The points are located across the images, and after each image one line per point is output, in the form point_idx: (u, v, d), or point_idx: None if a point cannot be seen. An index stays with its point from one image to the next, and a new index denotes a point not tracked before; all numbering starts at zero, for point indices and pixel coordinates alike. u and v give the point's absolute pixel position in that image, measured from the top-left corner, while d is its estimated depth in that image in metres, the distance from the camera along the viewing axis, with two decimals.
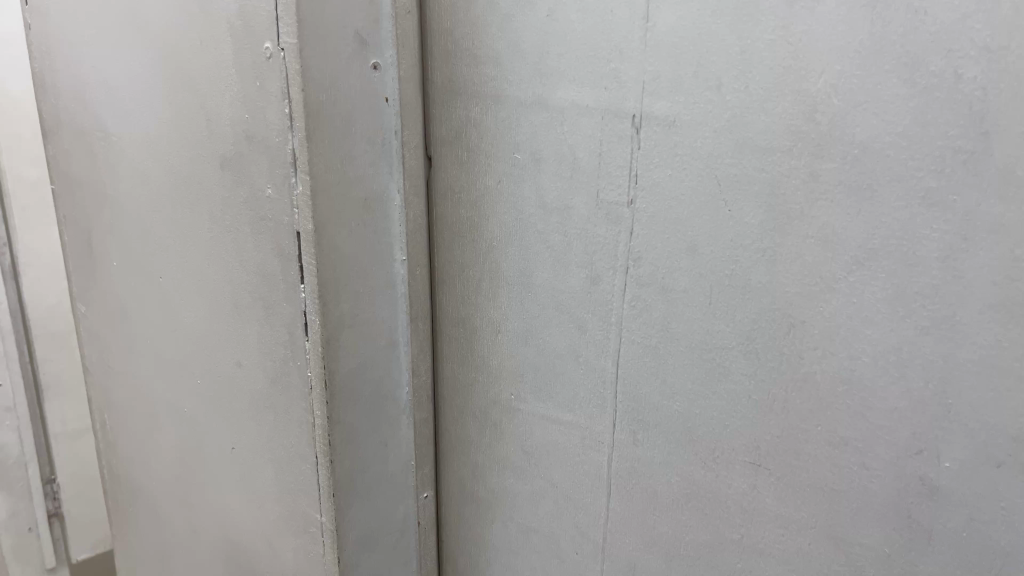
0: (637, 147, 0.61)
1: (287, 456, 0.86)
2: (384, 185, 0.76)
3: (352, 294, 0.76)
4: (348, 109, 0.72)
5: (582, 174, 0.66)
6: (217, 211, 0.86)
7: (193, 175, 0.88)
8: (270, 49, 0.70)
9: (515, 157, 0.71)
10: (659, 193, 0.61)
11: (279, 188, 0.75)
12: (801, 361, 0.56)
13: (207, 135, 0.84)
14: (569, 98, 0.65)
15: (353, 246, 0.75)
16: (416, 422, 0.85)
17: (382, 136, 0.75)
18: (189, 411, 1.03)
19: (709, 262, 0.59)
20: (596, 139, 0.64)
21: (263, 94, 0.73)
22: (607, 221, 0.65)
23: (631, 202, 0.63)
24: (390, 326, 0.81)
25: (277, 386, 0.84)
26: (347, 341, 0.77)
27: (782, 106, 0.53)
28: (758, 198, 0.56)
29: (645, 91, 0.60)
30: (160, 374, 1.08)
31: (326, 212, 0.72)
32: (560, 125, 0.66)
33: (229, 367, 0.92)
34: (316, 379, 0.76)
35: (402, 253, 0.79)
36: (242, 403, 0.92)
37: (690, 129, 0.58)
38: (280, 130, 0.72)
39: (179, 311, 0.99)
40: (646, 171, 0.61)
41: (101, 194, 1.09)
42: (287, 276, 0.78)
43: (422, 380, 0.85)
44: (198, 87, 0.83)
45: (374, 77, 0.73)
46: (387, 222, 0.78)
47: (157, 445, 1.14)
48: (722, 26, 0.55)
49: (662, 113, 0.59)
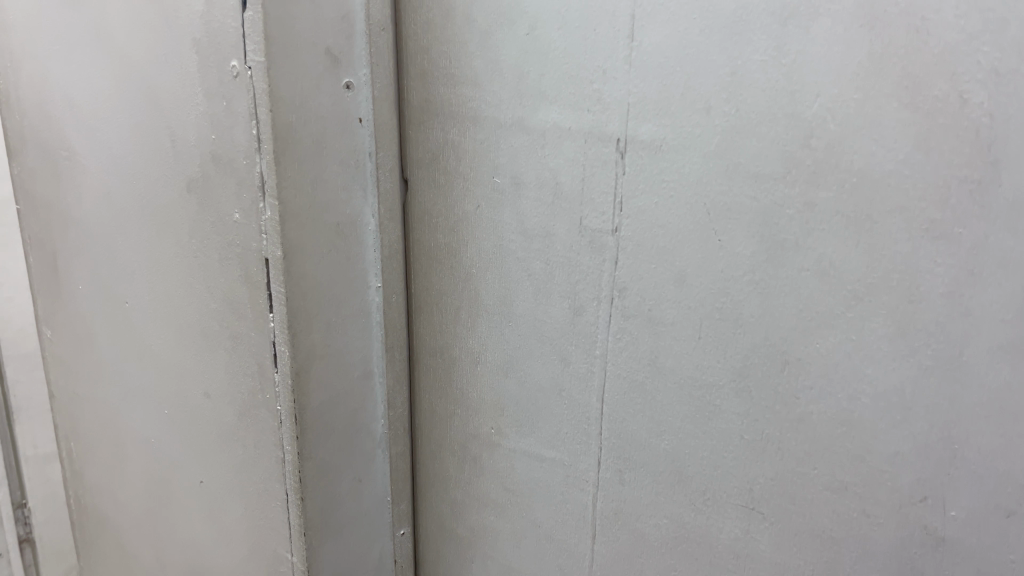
0: (622, 172, 0.58)
1: (256, 492, 0.82)
2: (358, 209, 0.73)
3: (324, 323, 0.73)
4: (319, 130, 0.68)
5: (564, 200, 0.63)
6: (183, 235, 0.82)
7: (160, 198, 0.85)
8: (236, 67, 0.66)
9: (494, 181, 0.68)
10: (645, 220, 0.58)
11: (247, 212, 0.71)
12: (796, 401, 0.53)
13: (173, 156, 0.80)
14: (550, 120, 0.62)
15: (325, 274, 0.72)
16: (392, 456, 0.81)
17: (356, 158, 0.71)
18: (157, 442, 0.99)
19: (698, 294, 0.56)
20: (579, 164, 0.61)
21: (230, 113, 0.70)
22: (590, 249, 0.62)
23: (615, 230, 0.60)
24: (364, 356, 0.77)
25: (246, 418, 0.80)
26: (318, 372, 0.73)
27: (775, 130, 0.50)
28: (750, 227, 0.52)
29: (630, 114, 0.57)
30: (127, 403, 1.04)
31: (296, 238, 0.69)
32: (541, 148, 0.63)
33: (196, 398, 0.88)
34: (286, 414, 0.72)
35: (377, 280, 0.76)
36: (210, 435, 0.87)
37: (678, 154, 0.55)
38: (248, 152, 0.68)
39: (145, 338, 0.95)
40: (632, 198, 0.58)
41: (66, 216, 1.05)
42: (255, 305, 0.74)
43: (398, 412, 0.81)
44: (164, 108, 0.79)
45: (346, 97, 0.69)
46: (361, 247, 0.74)
47: (124, 476, 1.10)
48: (711, 47, 0.52)
49: (648, 137, 0.56)
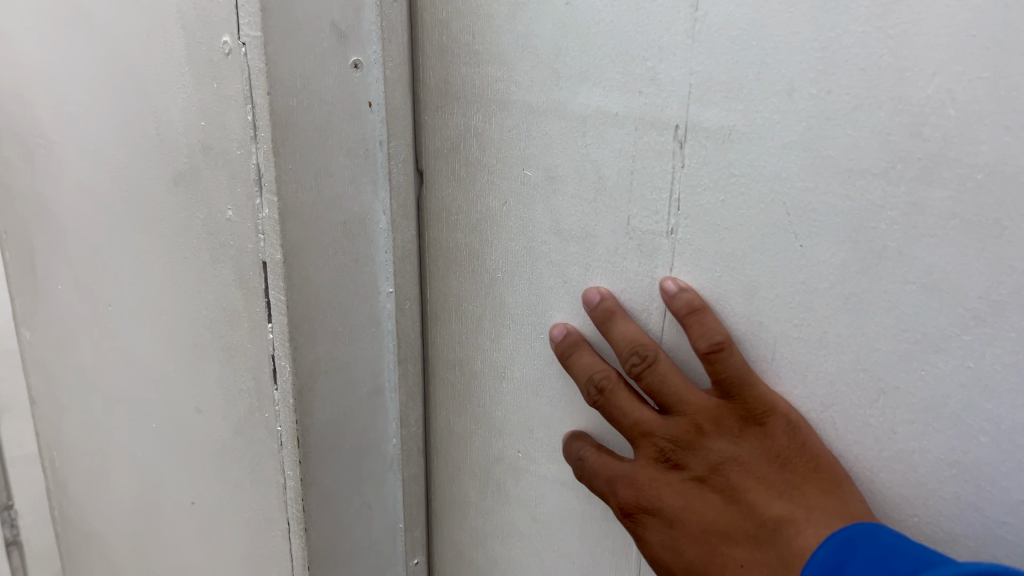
0: (680, 165, 0.50)
1: (254, 517, 0.74)
2: (369, 206, 0.65)
3: (329, 334, 0.65)
4: (324, 117, 0.60)
5: (607, 197, 0.54)
6: (169, 234, 0.74)
7: (143, 191, 0.76)
8: (228, 44, 0.58)
9: (524, 174, 0.59)
10: (707, 221, 0.50)
11: (241, 210, 0.63)
12: (893, 437, 0.46)
13: (158, 145, 0.71)
14: (592, 104, 0.53)
15: (330, 279, 0.64)
16: (405, 479, 0.74)
17: (366, 148, 0.63)
18: (144, 458, 0.91)
19: (772, 309, 0.48)
20: (626, 155, 0.52)
21: (222, 97, 0.61)
22: (639, 254, 0.54)
23: (671, 231, 0.51)
24: (374, 370, 0.69)
25: (242, 437, 0.72)
26: (322, 389, 0.65)
27: (875, 117, 0.42)
28: (838, 232, 0.44)
29: (692, 97, 0.48)
30: (112, 414, 0.96)
31: (298, 240, 0.61)
32: (581, 137, 0.55)
33: (186, 413, 0.80)
34: (287, 435, 0.64)
35: (389, 284, 0.68)
36: (202, 453, 0.79)
37: (751, 145, 0.46)
38: (244, 141, 0.60)
39: (130, 345, 0.87)
40: (691, 197, 0.50)
41: (42, 210, 0.97)
42: (252, 312, 0.66)
43: (411, 430, 0.73)
44: (147, 90, 0.70)
45: (354, 78, 0.61)
46: (371, 248, 0.66)
47: (110, 491, 1.02)
48: (797, 16, 0.43)
49: (713, 124, 0.48)
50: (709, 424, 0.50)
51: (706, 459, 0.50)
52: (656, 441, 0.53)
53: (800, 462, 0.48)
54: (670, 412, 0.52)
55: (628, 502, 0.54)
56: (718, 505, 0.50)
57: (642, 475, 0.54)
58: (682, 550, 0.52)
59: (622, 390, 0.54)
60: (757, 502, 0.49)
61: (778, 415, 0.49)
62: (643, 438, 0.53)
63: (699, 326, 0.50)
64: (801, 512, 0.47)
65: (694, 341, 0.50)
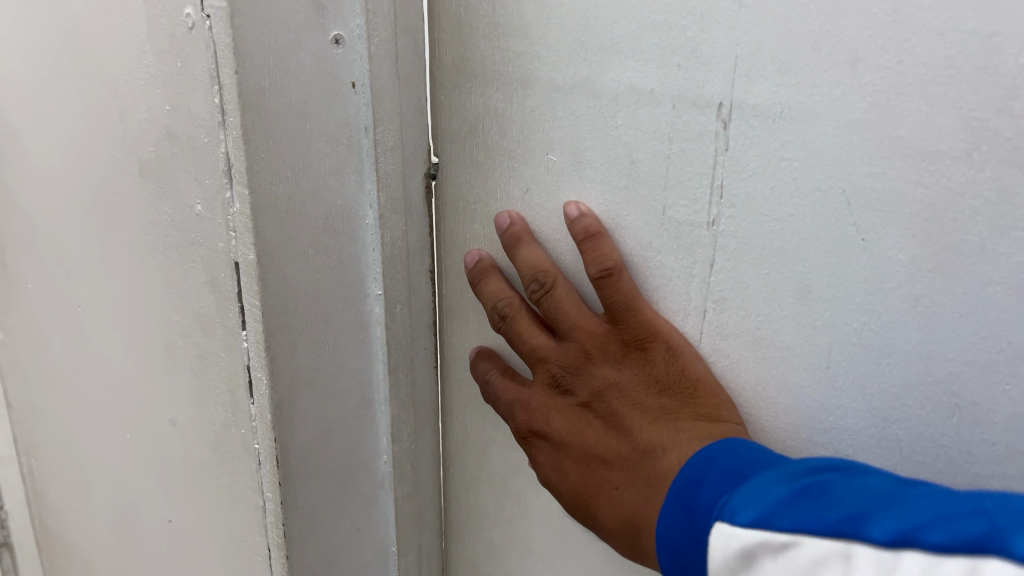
0: (724, 147, 0.46)
1: (233, 540, 0.67)
2: (353, 199, 0.58)
3: (310, 342, 0.58)
4: (302, 99, 0.53)
5: (640, 183, 0.50)
6: (137, 230, 0.67)
7: (108, 183, 0.69)
8: (191, 16, 0.51)
9: (545, 159, 0.55)
10: (756, 210, 0.46)
11: (211, 205, 0.57)
12: (970, 458, 0.45)
13: (121, 132, 0.65)
14: (624, 79, 0.48)
15: (311, 280, 0.57)
16: (398, 496, 0.67)
17: (349, 134, 0.57)
18: (120, 469, 0.85)
19: (829, 311, 0.46)
20: (661, 137, 0.48)
21: (186, 78, 0.54)
22: (675, 247, 0.50)
23: (712, 223, 0.48)
24: (362, 380, 0.62)
25: (218, 454, 0.66)
26: (303, 403, 0.58)
27: (953, 90, 0.38)
28: (908, 224, 0.41)
29: (739, 67, 0.44)
30: (87, 421, 0.89)
31: (274, 238, 0.54)
32: (610, 118, 0.50)
33: (161, 424, 0.73)
34: (266, 455, 0.58)
35: (378, 285, 0.61)
36: (178, 468, 0.73)
37: (810, 120, 0.42)
38: (211, 127, 0.53)
39: (102, 349, 0.80)
40: (735, 181, 0.46)
41: (10, 202, 0.90)
42: (225, 318, 0.59)
43: (404, 444, 0.67)
44: (108, 70, 0.64)
45: (335, 55, 0.54)
46: (358, 246, 0.60)
47: (88, 502, 0.96)
48: None
49: (763, 97, 0.43)
50: (595, 350, 0.54)
51: (591, 385, 0.55)
52: (550, 368, 0.57)
53: (677, 387, 0.51)
54: (562, 343, 0.56)
55: (523, 425, 0.59)
56: (598, 426, 0.55)
57: (540, 398, 0.58)
58: (567, 470, 0.57)
59: (525, 320, 0.58)
60: (634, 428, 0.52)
61: (661, 342, 0.52)
62: (539, 364, 0.58)
63: (593, 251, 0.52)
64: (673, 433, 0.50)
65: (587, 265, 0.53)
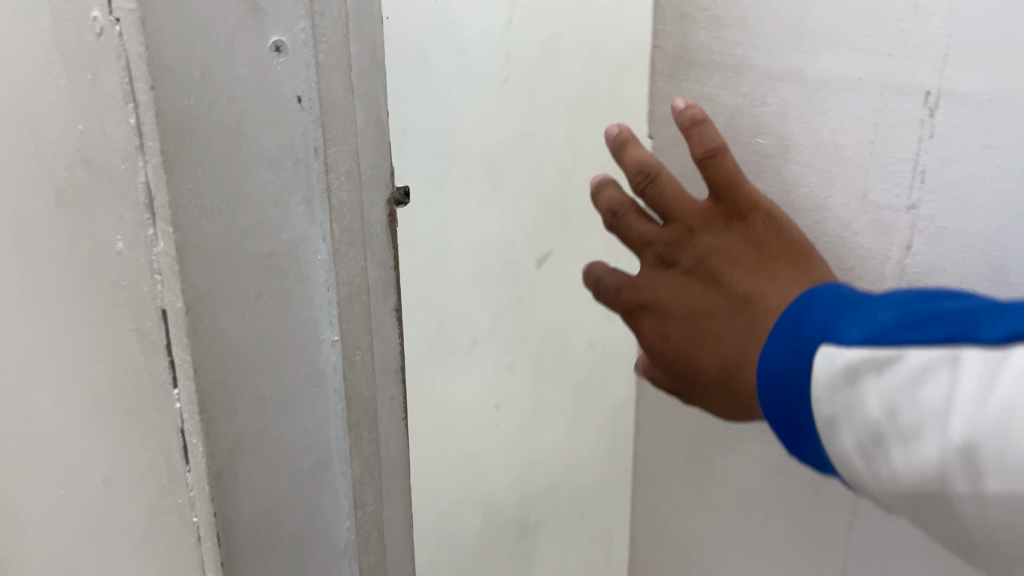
0: (931, 131, 0.56)
1: None
2: (303, 233, 0.50)
3: (253, 399, 0.50)
4: (237, 116, 0.45)
5: (853, 166, 0.61)
6: (57, 265, 0.58)
7: (24, 212, 0.60)
8: (98, 20, 0.43)
9: (756, 141, 0.66)
10: (954, 188, 0.56)
11: (132, 242, 0.48)
12: None
13: (34, 155, 0.56)
14: (837, 68, 0.59)
15: (252, 329, 0.49)
16: (364, 569, 0.59)
17: (296, 157, 0.48)
18: (56, 530, 0.75)
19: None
20: (869, 123, 0.59)
21: (97, 94, 0.46)
22: (877, 226, 0.61)
23: (912, 206, 0.58)
24: (317, 439, 0.54)
25: (155, 522, 0.57)
26: (247, 469, 0.51)
27: None
28: None
29: (947, 58, 0.53)
30: (19, 473, 0.80)
31: (205, 280, 0.46)
32: (824, 103, 0.61)
33: (95, 485, 0.64)
34: (205, 528, 0.50)
35: (333, 331, 0.53)
36: (115, 533, 0.64)
37: (1012, 109, 0.52)
38: (126, 152, 0.45)
39: (28, 396, 0.71)
40: (942, 168, 0.56)
41: None
42: (155, 374, 0.50)
43: (369, 510, 0.58)
44: (16, 84, 0.55)
45: (272, 64, 0.46)
46: (309, 288, 0.51)
47: (27, 559, 0.86)
48: None
49: (969, 88, 0.53)
50: (698, 223, 0.61)
51: (694, 251, 0.60)
52: (655, 249, 0.63)
53: (777, 248, 0.58)
54: (669, 223, 0.62)
55: (631, 301, 0.64)
56: (700, 288, 0.59)
57: (636, 279, 0.64)
58: (667, 332, 0.60)
59: (636, 212, 0.65)
60: (729, 275, 0.57)
61: (761, 212, 0.60)
62: (646, 249, 0.64)
63: (698, 135, 0.59)
64: (769, 285, 0.56)
65: (692, 148, 0.60)
